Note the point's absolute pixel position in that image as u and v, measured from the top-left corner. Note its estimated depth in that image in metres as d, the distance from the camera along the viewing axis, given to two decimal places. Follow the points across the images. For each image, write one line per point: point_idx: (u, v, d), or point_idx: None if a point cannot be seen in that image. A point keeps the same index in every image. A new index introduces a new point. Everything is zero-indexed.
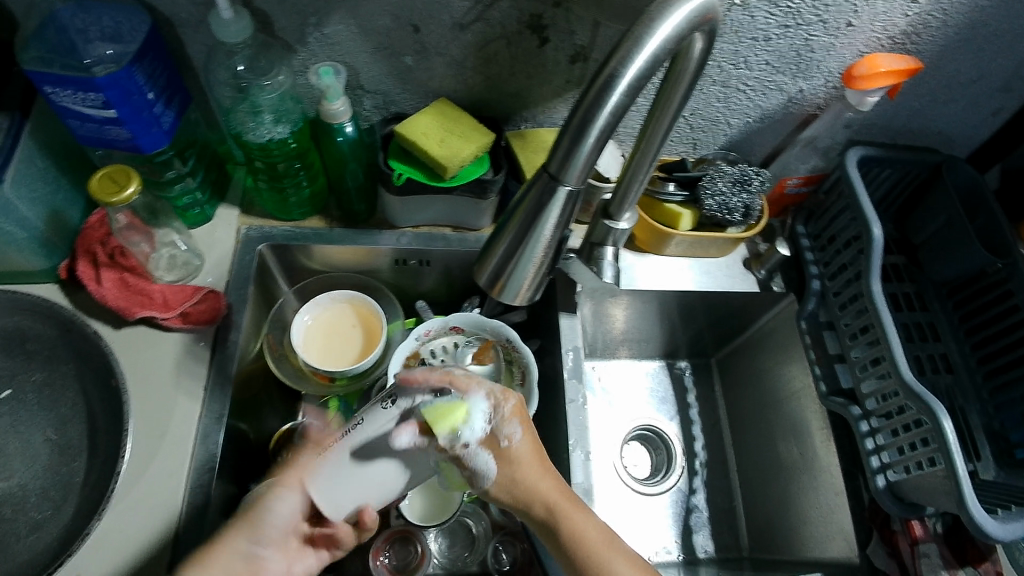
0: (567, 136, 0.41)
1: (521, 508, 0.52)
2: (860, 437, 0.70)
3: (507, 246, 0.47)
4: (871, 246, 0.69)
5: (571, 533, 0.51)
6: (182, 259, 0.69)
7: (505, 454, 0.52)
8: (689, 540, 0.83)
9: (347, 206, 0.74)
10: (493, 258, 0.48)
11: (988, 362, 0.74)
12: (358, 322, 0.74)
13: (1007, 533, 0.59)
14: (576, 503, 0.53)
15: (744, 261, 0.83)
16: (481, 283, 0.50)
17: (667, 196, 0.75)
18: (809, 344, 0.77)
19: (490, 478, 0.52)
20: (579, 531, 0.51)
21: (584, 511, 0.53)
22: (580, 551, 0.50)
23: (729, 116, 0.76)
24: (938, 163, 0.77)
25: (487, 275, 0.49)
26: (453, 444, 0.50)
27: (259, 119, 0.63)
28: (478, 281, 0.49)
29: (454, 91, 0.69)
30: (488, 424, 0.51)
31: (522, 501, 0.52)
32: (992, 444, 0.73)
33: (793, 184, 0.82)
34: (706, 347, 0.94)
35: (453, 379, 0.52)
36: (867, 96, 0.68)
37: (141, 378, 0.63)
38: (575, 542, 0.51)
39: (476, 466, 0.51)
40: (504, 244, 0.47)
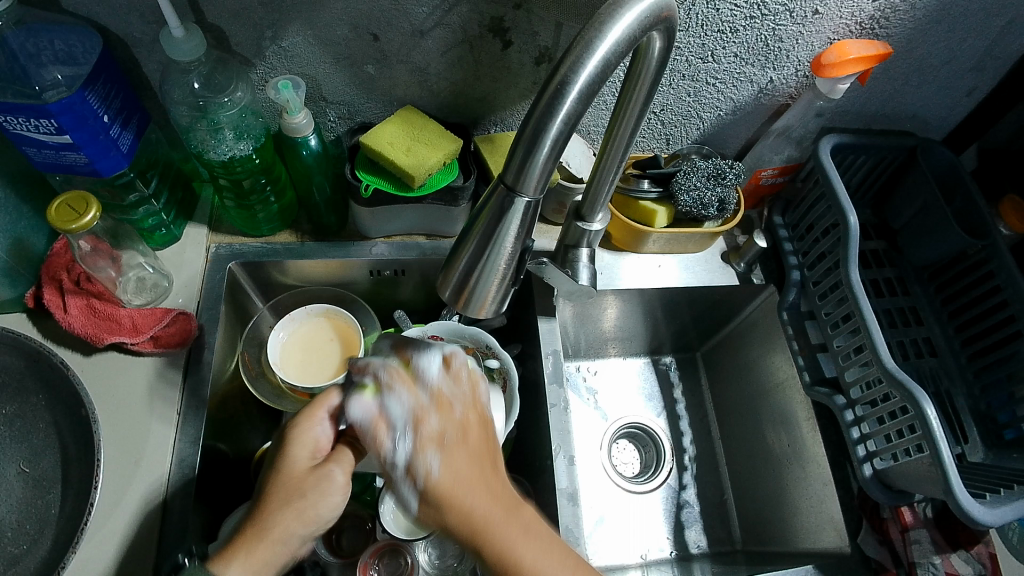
0: (522, 144, 0.40)
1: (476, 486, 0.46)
2: (845, 426, 0.70)
3: (469, 259, 0.45)
4: (848, 234, 0.69)
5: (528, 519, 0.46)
6: (151, 281, 0.67)
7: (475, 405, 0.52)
8: (681, 536, 0.82)
9: (318, 218, 0.73)
10: (456, 272, 0.47)
11: (971, 344, 0.74)
12: (335, 336, 0.73)
13: (995, 519, 0.58)
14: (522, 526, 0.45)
15: (723, 254, 0.83)
16: (444, 296, 0.48)
17: (641, 194, 0.74)
18: (792, 335, 0.76)
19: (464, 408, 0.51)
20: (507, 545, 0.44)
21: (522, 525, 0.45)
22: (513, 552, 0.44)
23: (700, 109, 0.75)
24: (913, 147, 0.76)
25: (450, 287, 0.47)
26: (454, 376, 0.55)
27: (219, 137, 0.61)
28: (442, 294, 0.48)
29: (419, 97, 0.68)
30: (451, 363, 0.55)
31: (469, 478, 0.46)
32: (980, 426, 0.72)
33: (768, 175, 0.81)
34: (691, 341, 0.93)
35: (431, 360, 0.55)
36: (838, 83, 0.68)
37: (114, 404, 0.62)
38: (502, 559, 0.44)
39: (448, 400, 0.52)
40: (465, 257, 0.45)
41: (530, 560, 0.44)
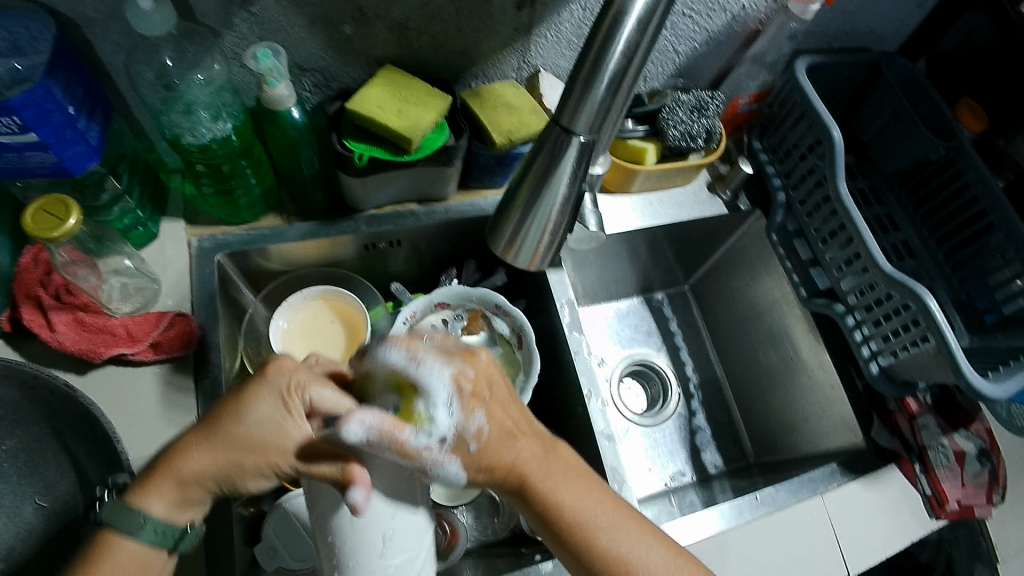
0: (578, 82, 0.38)
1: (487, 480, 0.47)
2: (848, 331, 0.74)
3: (522, 212, 0.44)
4: (832, 149, 0.71)
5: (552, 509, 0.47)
6: (136, 285, 0.62)
7: (476, 454, 0.45)
8: (699, 460, 0.85)
9: (304, 196, 0.69)
10: (508, 229, 0.45)
11: (947, 242, 0.79)
12: (335, 318, 0.71)
13: (1003, 393, 0.63)
14: (561, 470, 0.49)
15: (708, 185, 0.84)
16: (496, 252, 0.47)
17: (629, 133, 0.74)
18: (783, 255, 0.79)
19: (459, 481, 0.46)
20: (557, 501, 0.47)
21: (568, 480, 0.48)
22: (537, 493, 0.47)
23: (677, 43, 0.74)
24: (877, 60, 0.79)
25: (501, 243, 0.46)
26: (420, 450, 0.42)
27: (195, 119, 0.56)
28: (493, 254, 0.46)
29: (398, 56, 0.64)
30: (450, 420, 0.44)
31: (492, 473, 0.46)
32: (962, 314, 0.77)
33: (744, 102, 0.82)
34: (680, 274, 0.95)
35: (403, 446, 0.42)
36: (810, 4, 0.69)
37: (127, 420, 0.58)
38: (553, 512, 0.47)
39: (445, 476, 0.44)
40: (517, 211, 0.44)
41: (575, 500, 0.48)
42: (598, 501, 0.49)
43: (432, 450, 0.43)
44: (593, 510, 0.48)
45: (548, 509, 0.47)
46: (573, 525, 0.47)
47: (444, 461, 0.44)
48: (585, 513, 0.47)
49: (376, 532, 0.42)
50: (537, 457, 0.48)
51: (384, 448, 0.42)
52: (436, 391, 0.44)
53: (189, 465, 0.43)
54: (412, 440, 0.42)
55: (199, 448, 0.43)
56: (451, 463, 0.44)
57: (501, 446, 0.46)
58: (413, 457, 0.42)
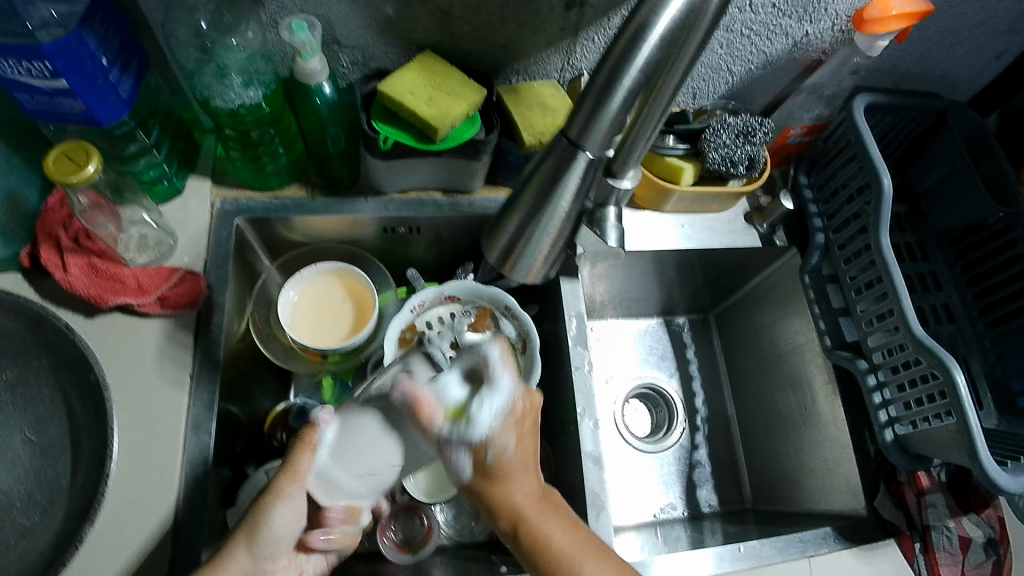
0: (589, 97, 0.36)
1: (484, 506, 0.47)
2: (867, 391, 0.70)
3: (528, 208, 0.47)
4: (880, 198, 0.67)
5: (539, 545, 0.45)
6: (154, 238, 0.63)
7: (489, 467, 0.45)
8: (693, 495, 0.83)
9: (328, 171, 0.69)
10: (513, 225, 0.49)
11: (989, 312, 0.75)
12: (347, 295, 0.72)
13: (1018, 486, 0.60)
14: (558, 518, 0.47)
15: (746, 215, 0.80)
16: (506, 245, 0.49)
17: (668, 150, 0.71)
18: (813, 299, 0.76)
19: (465, 477, 0.46)
20: (544, 539, 0.45)
21: (562, 527, 0.47)
22: (527, 532, 0.46)
23: (732, 62, 0.71)
24: (943, 109, 0.74)
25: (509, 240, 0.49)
26: (448, 436, 0.44)
27: (225, 83, 0.56)
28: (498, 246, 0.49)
29: (439, 42, 0.63)
30: (488, 426, 0.44)
31: (491, 503, 0.46)
32: (993, 393, 0.74)
33: (795, 133, 0.77)
34: (704, 302, 0.92)
35: (425, 420, 0.44)
36: (877, 40, 0.65)
37: (121, 367, 0.59)
38: (540, 553, 0.45)
39: (454, 466, 0.45)
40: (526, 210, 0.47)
41: (563, 541, 0.46)
42: (590, 553, 0.46)
43: (453, 442, 0.44)
44: (581, 562, 0.45)
45: (534, 546, 0.45)
46: (559, 566, 0.45)
47: (458, 452, 0.45)
48: (577, 557, 0.45)
49: (364, 461, 0.45)
50: (540, 502, 0.47)
51: (410, 419, 0.44)
52: (486, 401, 0.44)
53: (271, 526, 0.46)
54: (441, 422, 0.44)
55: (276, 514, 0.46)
56: (462, 458, 0.45)
57: (503, 475, 0.46)
58: (439, 443, 0.44)
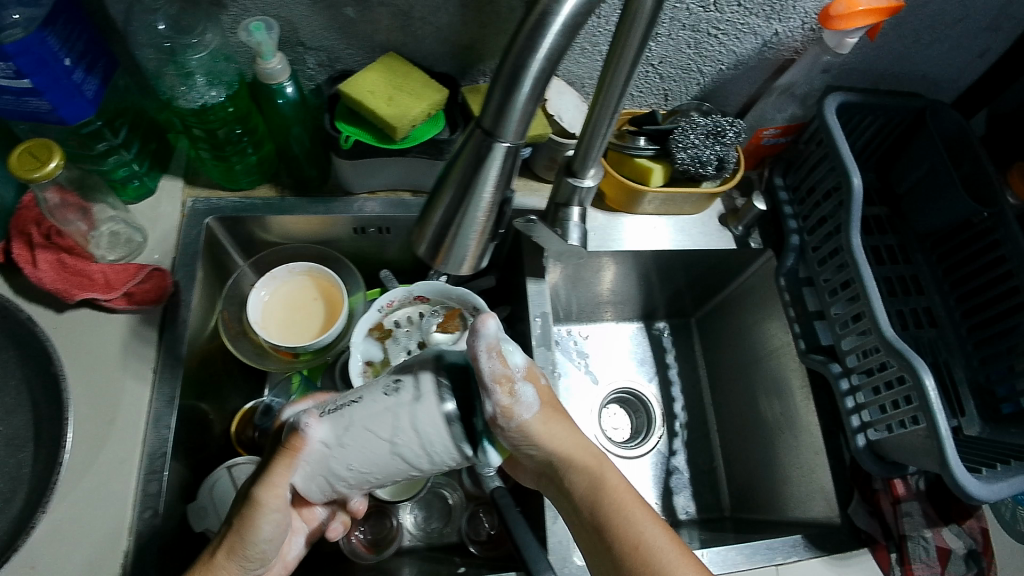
0: (500, 84, 0.36)
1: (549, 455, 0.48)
2: (840, 395, 0.69)
3: (447, 209, 0.41)
4: (850, 197, 0.66)
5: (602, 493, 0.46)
6: (125, 235, 0.65)
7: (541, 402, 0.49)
8: (670, 502, 0.81)
9: (298, 172, 0.70)
10: (429, 231, 0.42)
11: (972, 316, 0.73)
12: (319, 295, 0.72)
13: (992, 494, 0.57)
14: (614, 471, 0.48)
15: (720, 217, 0.80)
16: (421, 252, 0.44)
17: (637, 151, 0.71)
18: (788, 302, 0.74)
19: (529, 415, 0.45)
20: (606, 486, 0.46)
21: (619, 478, 0.47)
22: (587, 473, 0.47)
23: (701, 62, 0.71)
24: (921, 109, 0.73)
25: (427, 242, 0.43)
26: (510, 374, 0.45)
27: (191, 83, 0.57)
28: (416, 250, 0.43)
29: (403, 44, 0.64)
30: (522, 365, 0.47)
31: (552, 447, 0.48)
32: (976, 399, 0.71)
33: (769, 134, 0.77)
34: (685, 306, 0.91)
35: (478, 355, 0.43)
36: (846, 37, 0.64)
37: (87, 362, 0.61)
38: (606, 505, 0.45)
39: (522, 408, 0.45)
40: (442, 210, 0.41)
41: (620, 484, 0.47)
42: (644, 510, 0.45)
43: (518, 374, 0.45)
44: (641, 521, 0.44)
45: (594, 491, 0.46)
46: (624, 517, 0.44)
47: (522, 388, 0.45)
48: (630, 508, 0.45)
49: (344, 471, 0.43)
50: (588, 455, 0.49)
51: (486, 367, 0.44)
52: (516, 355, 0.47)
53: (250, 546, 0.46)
54: (507, 364, 0.45)
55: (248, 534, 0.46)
56: (526, 387, 0.46)
57: (555, 417, 0.49)
58: (511, 380, 0.44)
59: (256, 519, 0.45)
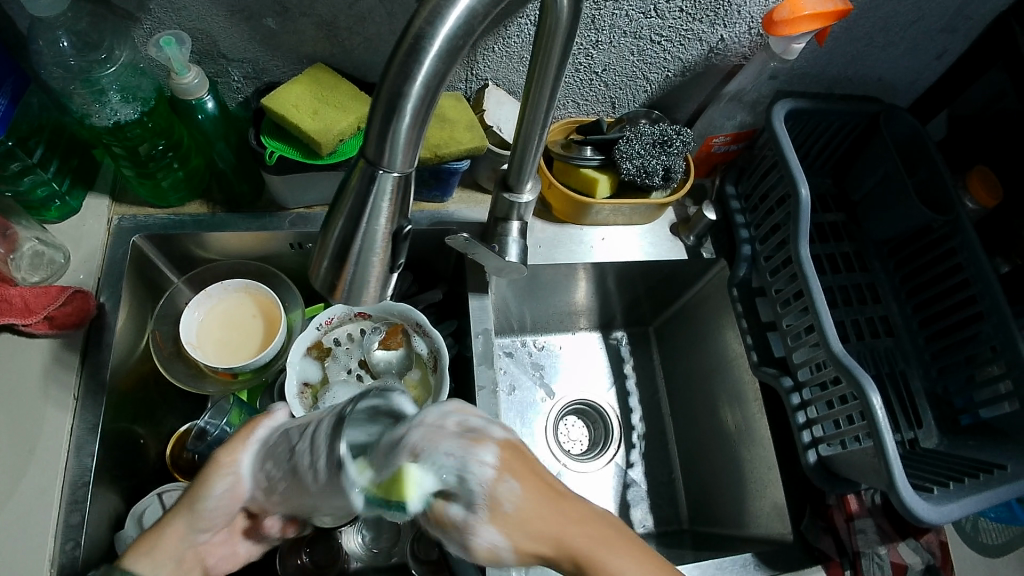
0: (379, 107, 0.34)
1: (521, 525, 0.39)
2: (791, 411, 0.66)
3: (338, 245, 0.38)
4: (798, 209, 0.64)
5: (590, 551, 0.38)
6: (47, 256, 0.63)
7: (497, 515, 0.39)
8: (627, 515, 0.79)
9: (229, 187, 0.68)
10: (324, 264, 0.40)
11: (929, 325, 0.70)
12: (257, 312, 0.70)
13: (940, 516, 0.55)
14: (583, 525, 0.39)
15: (672, 226, 0.78)
16: (318, 288, 0.41)
17: (583, 161, 0.69)
18: (741, 312, 0.72)
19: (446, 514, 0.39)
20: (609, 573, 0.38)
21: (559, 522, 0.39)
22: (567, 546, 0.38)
23: (647, 69, 0.69)
24: (877, 113, 0.71)
25: (323, 278, 0.41)
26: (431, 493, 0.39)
27: (105, 100, 0.55)
28: (312, 286, 0.40)
29: (331, 54, 0.62)
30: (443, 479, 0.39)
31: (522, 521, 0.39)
32: (935, 411, 0.70)
33: (720, 142, 0.74)
34: (644, 315, 0.89)
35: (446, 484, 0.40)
36: (792, 42, 0.62)
37: (5, 390, 0.58)
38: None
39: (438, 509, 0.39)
40: (333, 242, 0.39)
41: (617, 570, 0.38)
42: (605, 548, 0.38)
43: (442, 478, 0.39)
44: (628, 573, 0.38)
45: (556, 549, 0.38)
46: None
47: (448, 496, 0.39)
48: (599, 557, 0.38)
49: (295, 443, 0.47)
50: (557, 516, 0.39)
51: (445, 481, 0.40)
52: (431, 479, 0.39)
53: (175, 530, 0.49)
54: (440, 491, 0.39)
55: (175, 518, 0.50)
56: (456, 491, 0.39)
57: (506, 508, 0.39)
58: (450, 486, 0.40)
59: (213, 474, 0.50)
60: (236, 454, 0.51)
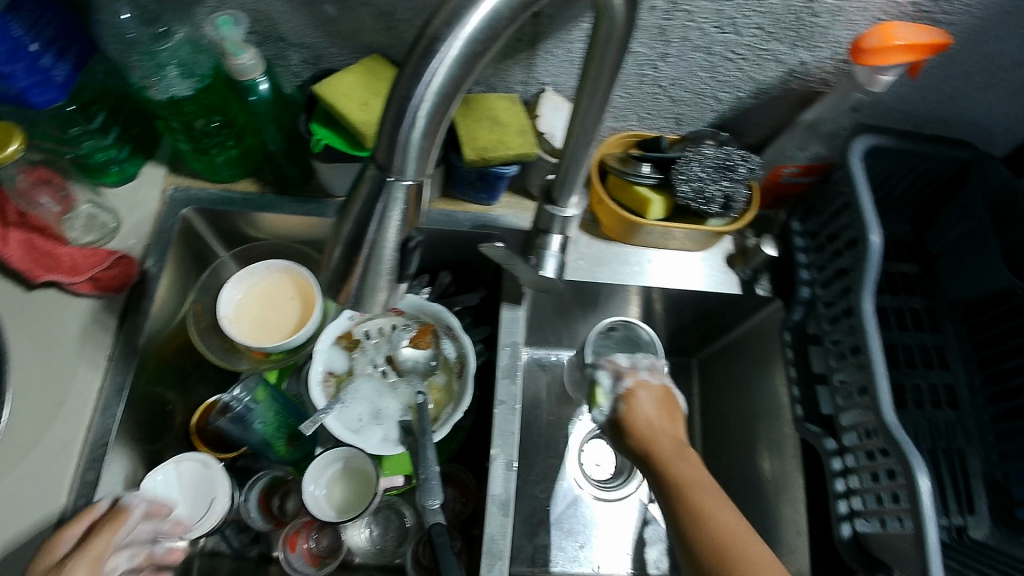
0: (393, 107, 0.32)
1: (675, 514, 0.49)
2: (829, 475, 0.61)
3: (342, 251, 0.37)
4: (866, 255, 0.59)
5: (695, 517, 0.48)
6: (101, 220, 0.65)
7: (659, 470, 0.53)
8: (641, 554, 0.75)
9: (279, 170, 0.68)
10: (331, 263, 0.38)
11: (999, 402, 0.63)
12: (296, 294, 0.69)
13: None
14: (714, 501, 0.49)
15: (727, 256, 0.73)
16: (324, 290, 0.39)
17: (638, 178, 0.65)
18: (791, 359, 0.68)
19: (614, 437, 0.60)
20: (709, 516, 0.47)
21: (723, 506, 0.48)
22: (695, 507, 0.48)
23: (717, 88, 0.64)
24: (965, 161, 0.64)
25: (330, 282, 0.39)
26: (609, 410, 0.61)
27: (162, 74, 0.56)
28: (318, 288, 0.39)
29: (388, 46, 0.61)
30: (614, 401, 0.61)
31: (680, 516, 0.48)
32: (991, 498, 0.62)
33: (789, 173, 0.69)
34: (689, 346, 0.85)
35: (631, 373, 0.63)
36: (878, 73, 0.56)
37: (45, 343, 0.61)
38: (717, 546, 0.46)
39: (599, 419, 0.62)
40: (338, 246, 0.37)
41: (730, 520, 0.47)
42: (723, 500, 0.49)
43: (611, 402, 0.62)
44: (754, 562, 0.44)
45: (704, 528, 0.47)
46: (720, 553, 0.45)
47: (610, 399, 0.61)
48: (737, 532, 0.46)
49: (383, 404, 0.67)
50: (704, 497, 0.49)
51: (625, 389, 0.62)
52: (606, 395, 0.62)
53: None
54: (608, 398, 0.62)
55: None
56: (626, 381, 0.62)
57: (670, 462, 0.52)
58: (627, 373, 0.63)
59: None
60: (101, 546, 0.48)
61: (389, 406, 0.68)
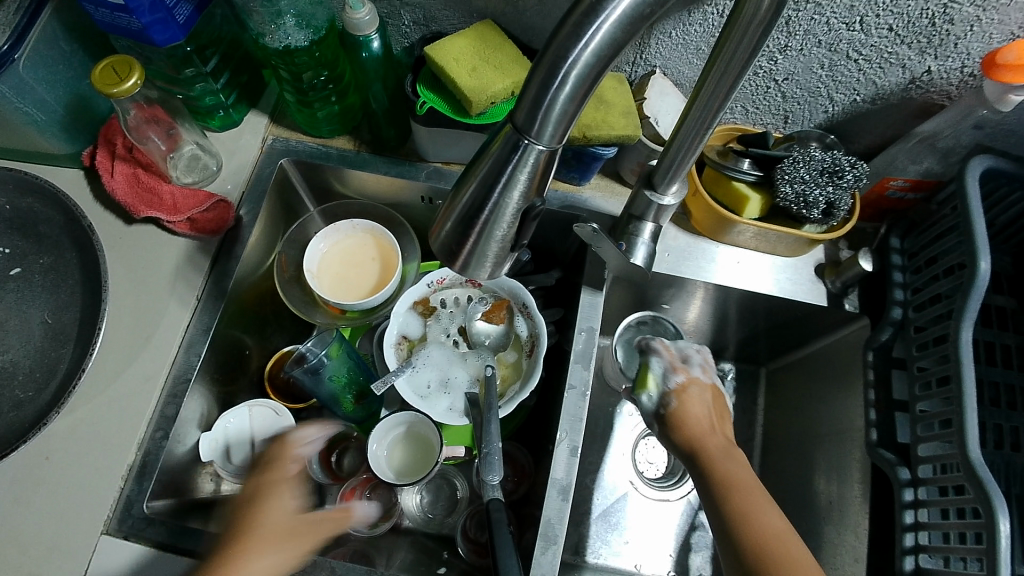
0: (539, 73, 0.31)
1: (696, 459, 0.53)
2: (899, 507, 0.59)
3: (461, 215, 0.36)
4: (971, 282, 0.56)
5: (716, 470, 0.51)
6: (203, 162, 0.67)
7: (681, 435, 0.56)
8: (685, 559, 0.74)
9: (377, 129, 0.69)
10: (448, 225, 0.38)
11: None
12: (377, 255, 0.70)
13: None
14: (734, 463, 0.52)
15: (818, 266, 0.71)
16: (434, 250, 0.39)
17: (739, 174, 0.63)
18: (871, 383, 0.65)
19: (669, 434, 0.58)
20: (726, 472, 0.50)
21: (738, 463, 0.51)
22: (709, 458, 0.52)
23: (833, 88, 0.62)
24: None
25: (441, 245, 0.39)
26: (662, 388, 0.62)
27: (281, 22, 0.57)
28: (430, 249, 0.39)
29: (501, 14, 0.60)
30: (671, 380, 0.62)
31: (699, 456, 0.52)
32: None
33: (896, 186, 0.66)
34: (759, 353, 0.83)
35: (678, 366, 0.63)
36: (1010, 91, 0.53)
37: (141, 275, 0.63)
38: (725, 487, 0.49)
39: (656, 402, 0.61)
40: (456, 210, 0.37)
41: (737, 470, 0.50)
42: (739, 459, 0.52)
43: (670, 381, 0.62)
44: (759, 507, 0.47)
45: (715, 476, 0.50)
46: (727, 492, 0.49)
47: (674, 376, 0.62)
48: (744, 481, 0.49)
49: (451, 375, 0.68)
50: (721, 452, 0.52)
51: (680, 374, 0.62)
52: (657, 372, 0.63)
53: None
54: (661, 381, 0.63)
55: None
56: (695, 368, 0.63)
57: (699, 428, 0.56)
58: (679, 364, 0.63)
59: None
60: None
61: (458, 376, 0.69)
